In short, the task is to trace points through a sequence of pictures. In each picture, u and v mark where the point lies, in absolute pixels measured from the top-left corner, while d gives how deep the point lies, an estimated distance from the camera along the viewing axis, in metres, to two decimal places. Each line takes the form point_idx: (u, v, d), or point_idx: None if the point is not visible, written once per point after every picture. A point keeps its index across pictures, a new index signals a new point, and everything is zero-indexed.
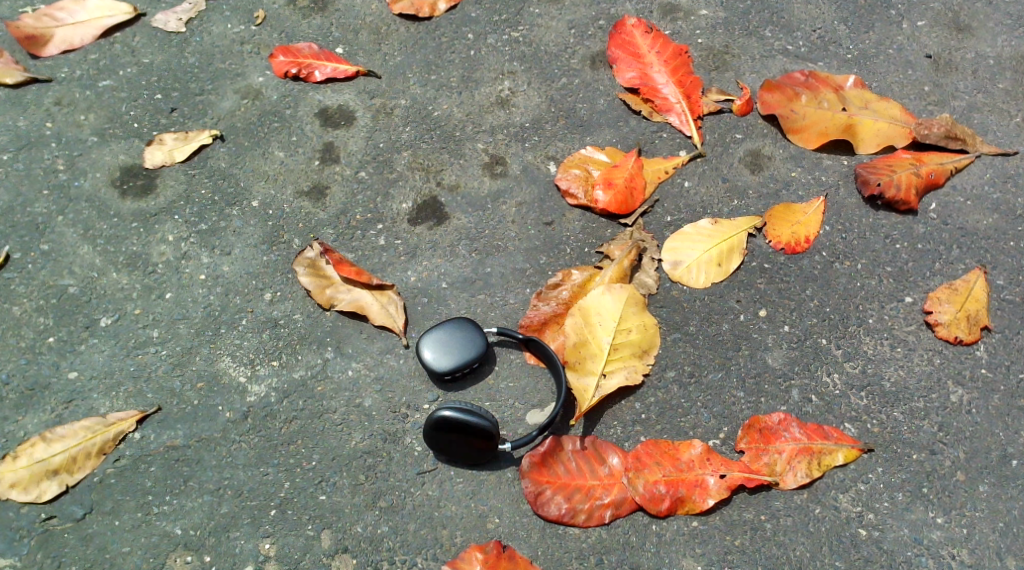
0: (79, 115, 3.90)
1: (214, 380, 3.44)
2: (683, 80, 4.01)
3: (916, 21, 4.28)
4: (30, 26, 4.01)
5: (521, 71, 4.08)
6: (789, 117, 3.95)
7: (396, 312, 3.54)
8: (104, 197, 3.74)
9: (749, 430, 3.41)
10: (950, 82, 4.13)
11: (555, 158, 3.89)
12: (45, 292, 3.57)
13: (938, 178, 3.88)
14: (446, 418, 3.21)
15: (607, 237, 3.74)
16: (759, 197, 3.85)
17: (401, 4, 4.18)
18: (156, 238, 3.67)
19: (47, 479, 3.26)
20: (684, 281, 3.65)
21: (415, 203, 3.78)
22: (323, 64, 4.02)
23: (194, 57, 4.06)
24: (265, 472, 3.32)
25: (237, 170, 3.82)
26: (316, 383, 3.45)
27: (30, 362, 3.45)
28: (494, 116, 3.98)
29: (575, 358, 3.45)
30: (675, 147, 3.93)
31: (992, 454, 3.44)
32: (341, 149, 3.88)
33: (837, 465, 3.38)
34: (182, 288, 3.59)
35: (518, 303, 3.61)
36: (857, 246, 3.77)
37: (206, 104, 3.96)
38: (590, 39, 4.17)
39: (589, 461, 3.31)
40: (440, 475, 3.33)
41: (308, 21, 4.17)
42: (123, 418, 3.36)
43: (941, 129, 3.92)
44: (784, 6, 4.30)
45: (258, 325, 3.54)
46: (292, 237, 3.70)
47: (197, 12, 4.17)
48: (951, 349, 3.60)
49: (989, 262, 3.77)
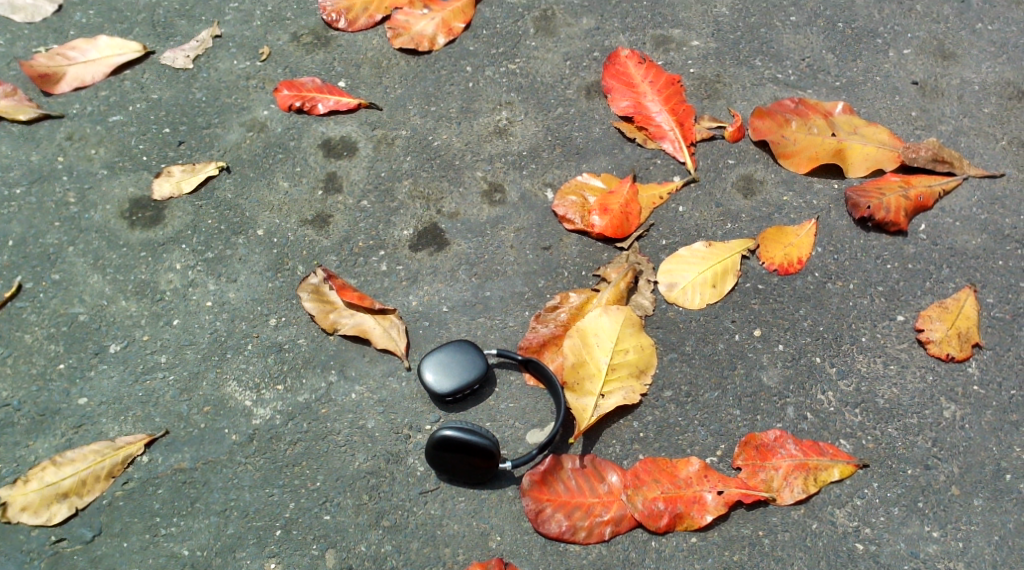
0: (90, 149, 4.00)
1: (220, 404, 3.52)
2: (676, 108, 4.11)
3: (902, 49, 4.39)
4: (42, 65, 4.12)
5: (519, 102, 4.19)
6: (780, 142, 4.06)
7: (398, 335, 3.63)
8: (113, 227, 3.84)
9: (746, 447, 3.50)
10: (937, 108, 4.24)
11: (552, 185, 3.99)
12: (56, 320, 3.66)
13: (927, 200, 3.98)
14: (448, 438, 3.29)
15: (604, 260, 3.83)
16: (752, 220, 3.95)
17: (401, 39, 4.29)
18: (164, 267, 3.76)
19: (57, 502, 3.34)
20: (679, 302, 3.74)
21: (416, 229, 3.87)
22: (326, 97, 4.12)
23: (201, 92, 4.16)
24: (271, 494, 3.40)
25: (243, 200, 3.91)
26: (321, 406, 3.54)
27: (40, 388, 3.54)
28: (493, 145, 4.08)
29: (574, 379, 3.54)
30: (669, 173, 4.03)
31: (986, 469, 3.53)
32: (344, 178, 3.97)
33: (833, 480, 3.46)
34: (189, 314, 3.68)
35: (517, 326, 3.70)
36: (848, 267, 3.87)
37: (213, 137, 4.06)
38: (585, 70, 4.28)
39: (589, 479, 3.40)
40: (443, 494, 3.42)
41: (311, 56, 4.27)
42: (131, 442, 3.44)
43: (929, 152, 4.02)
44: (773, 35, 4.40)
45: (263, 350, 3.62)
46: (297, 263, 3.79)
47: (204, 50, 4.27)
48: (943, 367, 3.69)
49: (978, 280, 3.87)
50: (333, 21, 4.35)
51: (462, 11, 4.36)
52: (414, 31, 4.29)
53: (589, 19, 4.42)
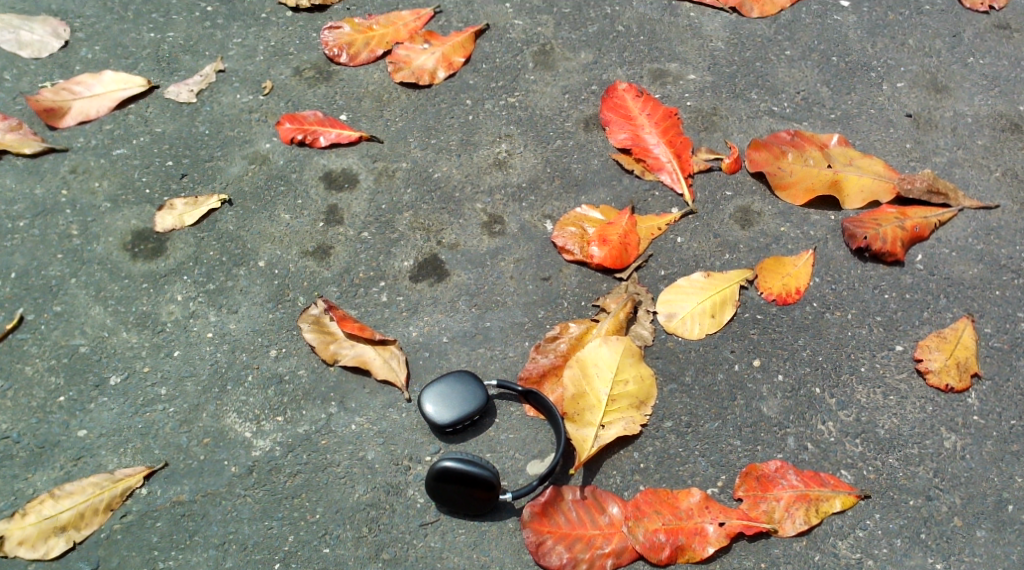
0: (93, 182, 4.03)
1: (220, 436, 3.54)
2: (674, 140, 4.15)
3: (896, 82, 4.44)
4: (48, 100, 4.16)
5: (518, 134, 4.23)
6: (777, 173, 4.10)
7: (399, 366, 3.65)
8: (115, 260, 3.87)
9: (746, 477, 3.51)
10: (931, 140, 4.28)
11: (551, 216, 4.02)
12: (57, 352, 3.68)
13: (923, 231, 4.01)
14: (448, 469, 3.31)
15: (603, 291, 3.86)
16: (750, 250, 3.98)
17: (401, 73, 4.34)
18: (165, 298, 3.79)
19: (55, 536, 3.35)
20: (679, 332, 3.77)
21: (416, 261, 3.91)
22: (328, 130, 4.16)
23: (204, 125, 4.21)
24: (270, 526, 3.41)
25: (245, 232, 3.94)
26: (321, 437, 3.55)
27: (40, 420, 3.55)
28: (493, 177, 4.11)
29: (575, 410, 3.56)
30: (667, 204, 4.06)
31: (988, 499, 3.54)
32: (345, 210, 4.01)
33: (835, 511, 3.48)
34: (190, 346, 3.70)
35: (517, 356, 3.72)
36: (847, 297, 3.90)
37: (215, 170, 4.10)
38: (583, 103, 4.32)
39: (589, 510, 3.41)
40: (443, 526, 3.43)
41: (313, 90, 4.32)
42: (130, 474, 3.45)
43: (923, 184, 4.07)
44: (769, 69, 4.45)
45: (264, 381, 3.65)
46: (298, 294, 3.82)
47: (207, 84, 4.32)
48: (942, 397, 3.71)
49: (976, 311, 3.89)
50: (335, 56, 4.40)
51: (462, 46, 4.43)
52: (415, 66, 4.35)
53: (587, 53, 4.47)
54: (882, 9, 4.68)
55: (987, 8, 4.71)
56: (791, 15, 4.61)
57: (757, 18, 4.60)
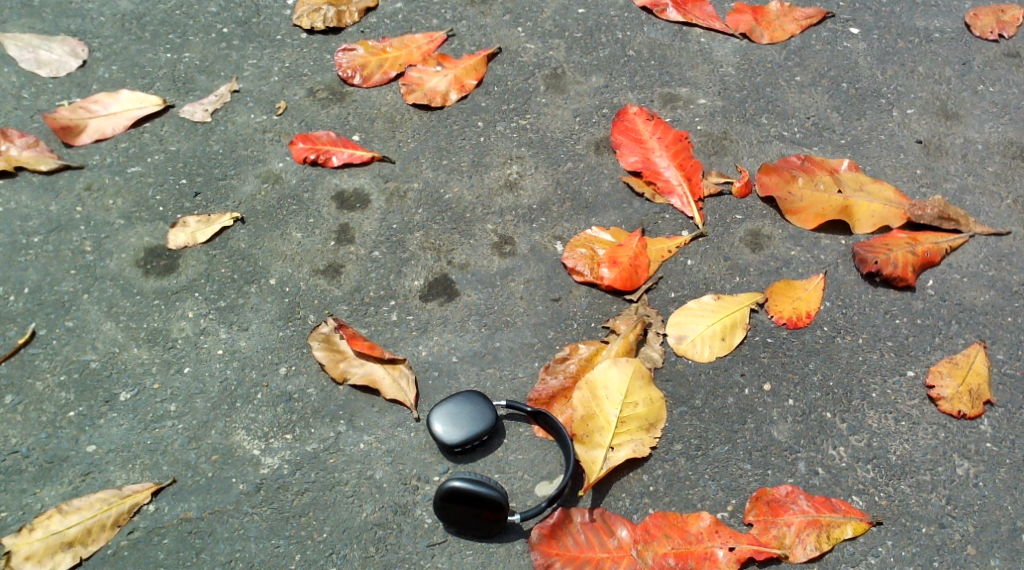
0: (108, 200, 4.06)
1: (228, 453, 3.56)
2: (684, 163, 4.16)
3: (906, 109, 4.45)
4: (65, 117, 4.20)
5: (529, 156, 4.24)
6: (787, 198, 4.10)
7: (408, 386, 3.67)
8: (127, 276, 3.89)
9: (757, 502, 3.50)
10: (942, 166, 4.29)
11: (562, 238, 4.03)
12: (68, 367, 3.70)
13: (934, 256, 4.01)
14: (457, 489, 3.31)
15: (612, 312, 3.87)
16: (760, 274, 3.98)
17: (414, 95, 4.36)
18: (177, 315, 3.82)
19: (61, 551, 3.36)
20: (689, 355, 3.77)
21: (426, 280, 3.92)
22: (340, 150, 4.19)
23: (218, 144, 4.24)
24: (277, 545, 3.42)
25: (257, 250, 3.97)
26: (329, 455, 3.56)
27: (50, 435, 3.57)
28: (504, 199, 4.13)
29: (584, 432, 3.56)
30: (677, 227, 4.07)
31: (1002, 528, 3.52)
32: (357, 229, 4.03)
33: (846, 538, 3.47)
34: (200, 363, 3.72)
35: (527, 377, 3.73)
36: (858, 322, 3.89)
37: (228, 188, 4.12)
38: (594, 126, 4.34)
39: (598, 533, 3.40)
40: (450, 547, 3.43)
41: (327, 111, 4.35)
42: (138, 490, 3.47)
43: (935, 210, 4.07)
44: (779, 94, 4.46)
45: (273, 399, 3.66)
46: (308, 312, 3.84)
47: (222, 104, 4.35)
48: (954, 423, 3.70)
49: (988, 337, 3.89)
50: (349, 77, 4.43)
51: (474, 69, 4.45)
52: (427, 88, 4.37)
53: (598, 77, 4.49)
54: (891, 37, 4.69)
55: (996, 36, 4.71)
56: (801, 42, 4.63)
57: (768, 44, 4.61)
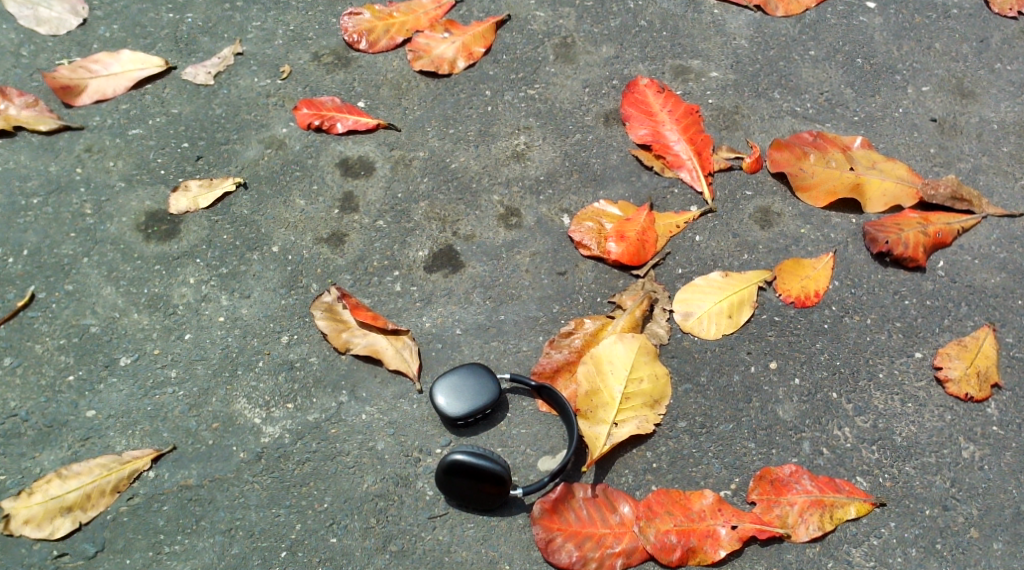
0: (109, 162, 4.03)
1: (229, 421, 3.53)
2: (694, 138, 4.11)
3: (921, 86, 4.38)
4: (65, 77, 4.15)
5: (537, 127, 4.20)
6: (798, 175, 4.04)
7: (411, 356, 3.63)
8: (128, 240, 3.86)
9: (761, 481, 3.46)
10: (956, 145, 4.22)
11: (569, 210, 3.99)
12: (68, 331, 3.67)
13: (946, 237, 3.95)
14: (459, 462, 3.27)
15: (619, 287, 3.82)
16: (769, 251, 3.93)
17: (421, 62, 4.31)
18: (178, 281, 3.78)
19: (60, 516, 3.34)
20: (695, 332, 3.72)
21: (431, 251, 3.88)
22: (345, 117, 4.14)
23: (221, 108, 4.19)
24: (277, 514, 3.39)
25: (260, 217, 3.93)
26: (330, 426, 3.53)
27: (49, 400, 3.55)
28: (510, 169, 4.08)
29: (588, 407, 3.52)
30: (686, 202, 4.02)
31: (1006, 512, 3.48)
32: (361, 197, 3.99)
33: (849, 518, 3.43)
34: (201, 329, 3.69)
35: (531, 351, 3.69)
36: (867, 302, 3.84)
37: (231, 153, 4.08)
38: (603, 98, 4.29)
39: (600, 509, 3.37)
40: (451, 520, 3.40)
41: (332, 76, 4.30)
42: (138, 457, 3.44)
43: (948, 189, 4.00)
44: (792, 68, 4.39)
45: (275, 367, 3.63)
46: (311, 281, 3.80)
47: (225, 67, 4.30)
48: (962, 405, 3.65)
49: (997, 320, 3.83)
50: (355, 42, 4.38)
51: (482, 36, 4.39)
52: (434, 54, 4.32)
53: (609, 47, 4.43)
54: (908, 12, 4.62)
55: (1015, 13, 4.63)
56: (816, 15, 4.56)
57: (781, 17, 4.55)
